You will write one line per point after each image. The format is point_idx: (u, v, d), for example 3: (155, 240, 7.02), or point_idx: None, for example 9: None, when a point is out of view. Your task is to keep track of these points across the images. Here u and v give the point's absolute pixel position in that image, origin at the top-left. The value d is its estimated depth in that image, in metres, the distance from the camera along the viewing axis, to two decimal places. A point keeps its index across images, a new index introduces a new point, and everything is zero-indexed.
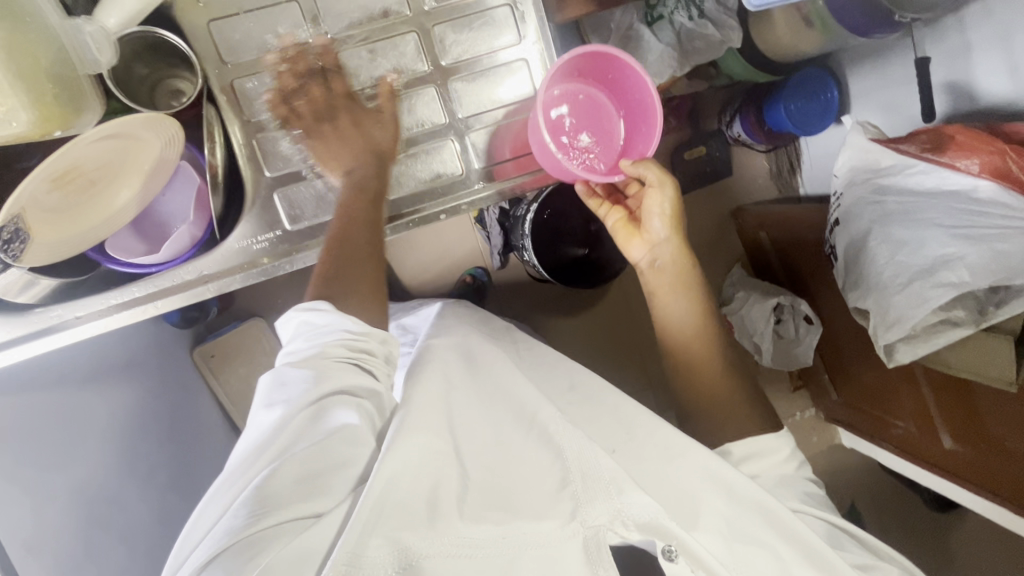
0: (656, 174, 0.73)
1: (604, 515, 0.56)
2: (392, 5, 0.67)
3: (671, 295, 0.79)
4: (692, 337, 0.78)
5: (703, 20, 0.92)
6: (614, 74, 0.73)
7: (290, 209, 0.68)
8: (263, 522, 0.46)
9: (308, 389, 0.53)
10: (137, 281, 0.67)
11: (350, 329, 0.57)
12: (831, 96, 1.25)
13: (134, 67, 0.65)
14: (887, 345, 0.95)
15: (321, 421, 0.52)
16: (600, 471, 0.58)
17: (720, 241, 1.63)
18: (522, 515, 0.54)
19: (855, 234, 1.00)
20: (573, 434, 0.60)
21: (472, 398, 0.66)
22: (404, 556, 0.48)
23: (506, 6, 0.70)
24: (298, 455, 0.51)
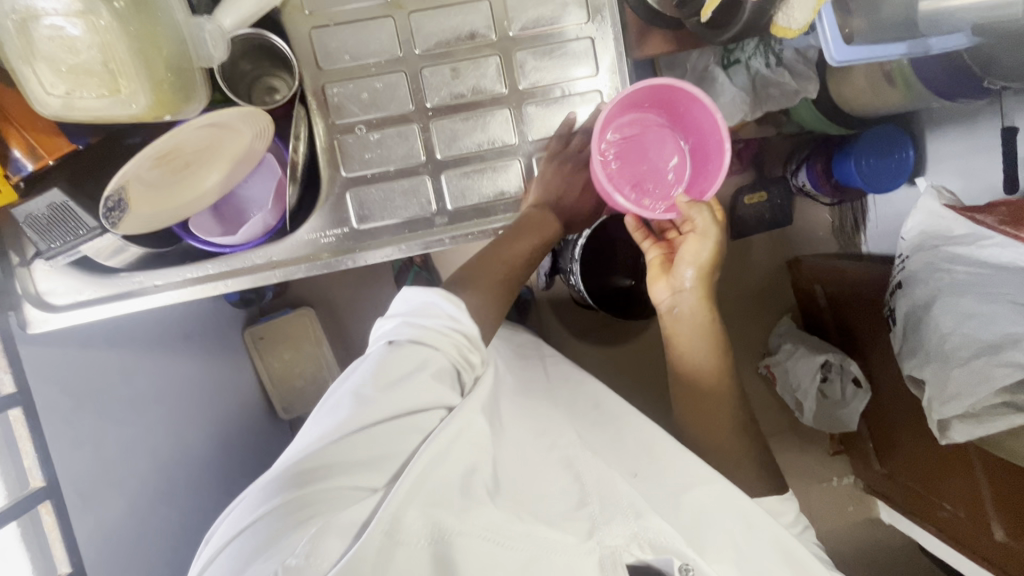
0: (705, 221, 0.73)
1: (623, 536, 0.53)
2: (480, 29, 0.71)
3: (695, 343, 0.76)
4: (710, 389, 0.75)
5: (780, 68, 0.92)
6: (683, 106, 0.73)
7: (360, 209, 0.71)
8: (326, 484, 0.52)
9: (409, 377, 0.59)
10: (213, 258, 0.71)
11: (465, 334, 0.62)
12: (905, 156, 1.21)
13: (240, 63, 0.70)
14: (941, 420, 0.92)
15: (401, 415, 0.57)
16: (616, 496, 0.56)
17: (772, 290, 1.60)
18: (543, 520, 0.53)
19: (918, 299, 0.97)
20: (595, 463, 0.60)
21: (513, 407, 0.66)
22: (436, 532, 0.48)
23: (587, 39, 0.72)
24: (377, 435, 0.55)
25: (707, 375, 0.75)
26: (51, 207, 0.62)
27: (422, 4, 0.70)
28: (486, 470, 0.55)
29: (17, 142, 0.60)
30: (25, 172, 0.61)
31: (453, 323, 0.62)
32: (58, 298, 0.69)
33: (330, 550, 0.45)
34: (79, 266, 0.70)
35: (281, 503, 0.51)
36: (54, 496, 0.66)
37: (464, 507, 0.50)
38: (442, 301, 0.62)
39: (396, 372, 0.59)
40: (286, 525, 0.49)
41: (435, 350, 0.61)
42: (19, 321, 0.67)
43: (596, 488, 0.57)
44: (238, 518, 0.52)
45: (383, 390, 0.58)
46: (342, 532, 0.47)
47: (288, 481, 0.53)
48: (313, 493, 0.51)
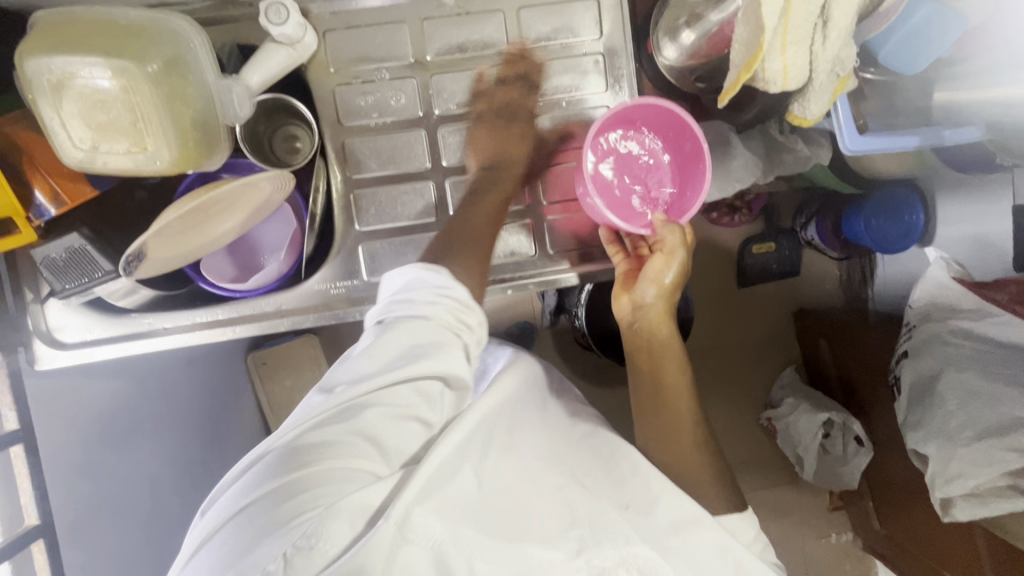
0: (675, 240, 0.69)
1: (612, 559, 0.53)
2: (500, 93, 0.72)
3: (656, 359, 0.72)
4: (671, 406, 0.71)
5: (794, 135, 0.94)
6: (677, 130, 0.71)
7: (372, 262, 0.72)
8: (315, 470, 0.48)
9: (405, 358, 0.54)
10: (224, 304, 0.71)
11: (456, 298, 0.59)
12: (914, 220, 1.20)
13: (258, 127, 0.73)
14: (943, 497, 0.91)
15: (396, 387, 0.54)
16: (604, 518, 0.55)
17: (776, 338, 1.59)
18: (528, 541, 0.51)
19: (924, 369, 0.95)
20: (588, 490, 0.58)
21: (523, 413, 0.66)
22: (434, 548, 0.47)
23: (604, 108, 0.73)
24: (372, 416, 0.52)
25: (674, 392, 0.71)
26: (69, 250, 0.62)
27: (445, 66, 0.72)
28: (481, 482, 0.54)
29: (43, 188, 0.61)
30: (47, 215, 0.62)
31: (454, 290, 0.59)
32: (67, 334, 0.69)
33: (338, 536, 0.44)
34: (92, 305, 0.69)
35: (274, 488, 0.47)
36: (47, 535, 0.66)
37: (451, 508, 0.49)
38: (425, 272, 0.60)
39: (399, 342, 0.55)
40: (284, 510, 0.46)
41: (439, 315, 0.57)
42: (26, 358, 0.67)
43: (584, 509, 0.56)
44: (234, 498, 0.49)
45: (374, 363, 0.54)
46: (348, 526, 0.45)
47: (279, 466, 0.49)
48: (312, 481, 0.47)
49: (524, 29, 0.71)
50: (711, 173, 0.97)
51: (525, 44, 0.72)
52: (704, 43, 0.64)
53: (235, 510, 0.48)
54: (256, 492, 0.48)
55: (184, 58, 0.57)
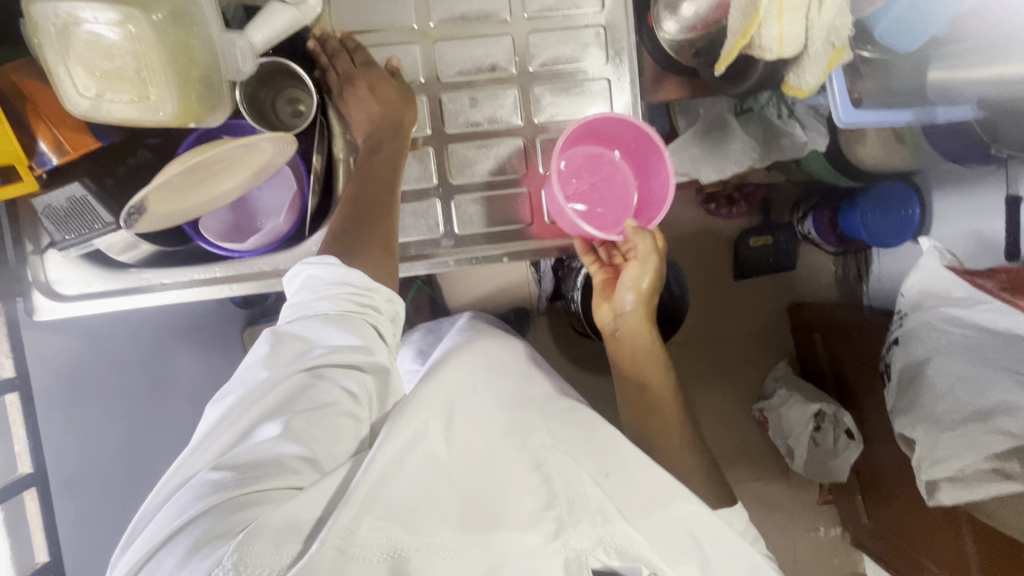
0: (646, 248, 0.74)
1: (588, 540, 0.52)
2: (501, 62, 0.73)
3: (637, 363, 0.77)
4: (652, 408, 0.75)
5: (791, 119, 0.95)
6: (636, 143, 0.73)
7: None
8: (252, 486, 0.48)
9: (318, 357, 0.56)
10: (221, 262, 0.72)
11: (355, 284, 0.61)
12: (911, 214, 1.22)
13: (259, 93, 0.73)
14: (929, 481, 0.92)
15: (317, 387, 0.55)
16: (583, 499, 0.56)
17: (770, 331, 1.61)
18: (505, 525, 0.52)
19: (913, 357, 0.98)
20: (563, 463, 0.60)
21: (487, 398, 0.67)
22: (393, 548, 0.47)
23: (604, 80, 0.74)
24: (298, 421, 0.53)
25: (653, 395, 0.76)
26: (71, 200, 0.63)
27: (447, 34, 0.72)
28: (447, 476, 0.55)
29: (45, 136, 0.61)
30: (49, 164, 0.62)
31: (357, 281, 0.60)
32: (65, 287, 0.69)
33: (265, 555, 0.44)
34: (92, 259, 0.69)
35: (212, 506, 0.47)
36: (40, 485, 0.67)
37: (409, 507, 0.51)
38: (326, 266, 0.62)
39: (298, 346, 0.57)
40: (222, 527, 0.45)
41: (338, 306, 0.59)
42: (26, 307, 0.68)
43: (562, 491, 0.57)
44: (159, 528, 0.48)
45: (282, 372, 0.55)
46: (279, 538, 0.45)
47: (210, 487, 0.48)
48: (242, 495, 0.47)
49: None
50: (709, 155, 0.98)
51: (528, 14, 0.72)
52: (702, 18, 0.65)
53: (170, 533, 0.47)
54: (192, 515, 0.47)
55: (189, 8, 0.57)
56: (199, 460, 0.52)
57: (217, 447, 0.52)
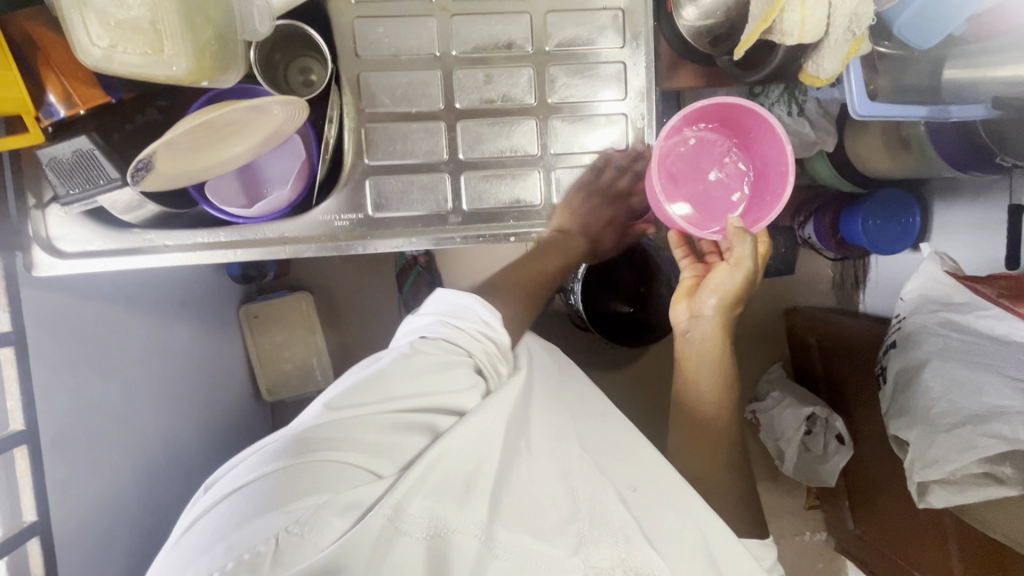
0: (742, 253, 0.69)
1: (607, 559, 0.55)
2: (517, 40, 0.73)
3: (701, 372, 0.73)
4: (703, 419, 0.73)
5: (801, 118, 0.97)
6: (754, 132, 0.72)
7: (377, 198, 0.72)
8: (321, 460, 0.53)
9: (422, 391, 0.60)
10: (224, 227, 0.71)
11: (495, 343, 0.66)
12: (911, 221, 1.24)
13: (273, 56, 0.73)
14: (922, 483, 0.92)
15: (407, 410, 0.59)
16: (604, 516, 0.57)
17: (766, 333, 1.63)
18: (536, 532, 0.55)
19: (910, 361, 0.98)
20: (598, 478, 0.60)
21: (543, 399, 0.68)
22: (432, 526, 0.53)
23: (619, 64, 0.74)
24: (383, 423, 0.57)
25: (707, 407, 0.73)
26: (76, 153, 0.62)
27: (465, 9, 0.72)
28: (496, 480, 0.58)
29: (54, 87, 0.60)
30: (57, 116, 0.61)
31: (492, 334, 0.66)
32: (67, 245, 0.68)
33: (325, 530, 0.49)
34: (92, 217, 0.69)
35: (289, 466, 0.52)
36: (31, 442, 0.66)
37: (455, 509, 0.54)
38: (476, 307, 0.67)
39: (424, 363, 0.61)
40: (290, 490, 0.51)
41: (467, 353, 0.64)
42: (25, 263, 0.66)
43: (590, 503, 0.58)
44: (242, 471, 0.54)
45: (401, 382, 0.60)
46: (337, 516, 0.50)
47: (291, 451, 0.54)
48: (318, 464, 0.53)
49: None
50: None
51: None
52: (724, 6, 0.65)
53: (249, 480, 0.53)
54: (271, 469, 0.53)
55: None
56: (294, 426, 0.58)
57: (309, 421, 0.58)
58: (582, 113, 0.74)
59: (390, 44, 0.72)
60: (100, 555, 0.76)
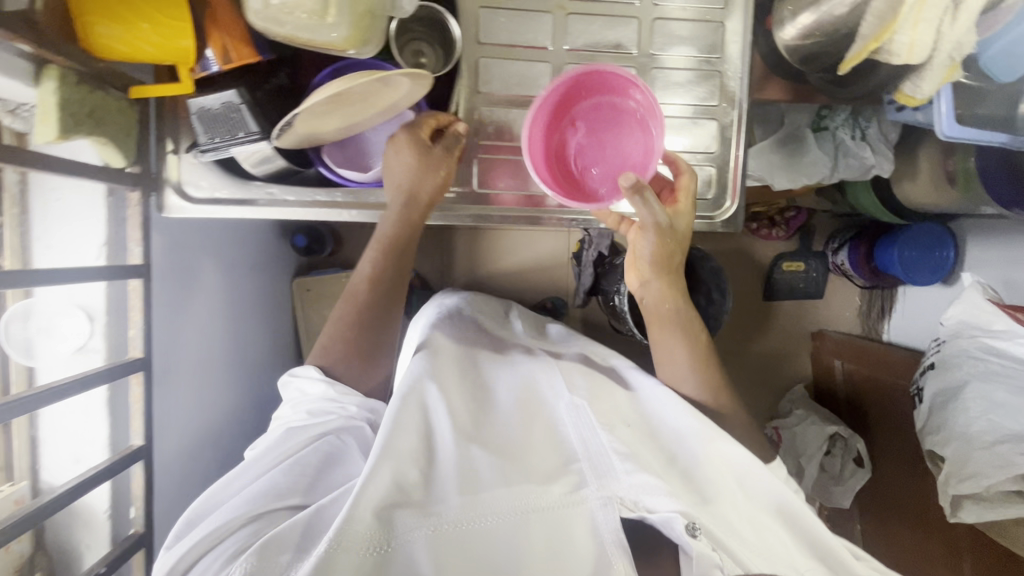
0: (652, 213, 0.70)
1: (601, 496, 0.61)
2: (625, 42, 0.78)
3: (664, 333, 0.77)
4: (674, 370, 0.77)
5: (864, 142, 1.02)
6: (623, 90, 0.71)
7: (483, 175, 0.79)
8: (263, 513, 0.59)
9: (305, 429, 0.69)
10: (342, 188, 0.76)
11: (328, 395, 0.73)
12: (947, 256, 1.31)
13: (412, 27, 0.78)
14: (955, 497, 0.96)
15: (302, 452, 0.66)
16: (607, 465, 0.64)
17: (789, 355, 1.67)
18: (526, 485, 0.61)
19: (950, 380, 1.03)
20: (552, 447, 0.68)
21: (465, 382, 0.76)
22: (402, 529, 0.56)
23: (716, 73, 0.80)
24: (281, 471, 0.64)
25: (675, 361, 0.76)
26: (224, 105, 0.67)
27: (582, 8, 0.77)
28: (476, 453, 0.64)
29: (214, 42, 0.64)
30: (210, 70, 0.65)
31: (333, 389, 0.73)
32: (196, 190, 0.72)
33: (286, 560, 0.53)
34: (223, 166, 0.73)
35: (233, 529, 0.57)
36: (144, 370, 0.70)
37: (431, 487, 0.61)
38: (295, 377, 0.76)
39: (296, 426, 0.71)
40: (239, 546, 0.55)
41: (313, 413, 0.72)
42: (156, 204, 0.70)
43: (585, 451, 0.66)
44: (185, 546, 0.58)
45: (283, 443, 0.68)
46: (293, 543, 0.54)
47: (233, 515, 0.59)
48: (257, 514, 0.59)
49: None
50: (784, 164, 1.03)
51: (658, 3, 0.78)
52: (822, 28, 0.70)
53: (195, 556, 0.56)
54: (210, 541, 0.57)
55: None
56: (216, 503, 0.63)
57: (231, 493, 0.63)
58: (678, 116, 0.80)
59: (508, 36, 0.77)
60: (181, 490, 0.79)
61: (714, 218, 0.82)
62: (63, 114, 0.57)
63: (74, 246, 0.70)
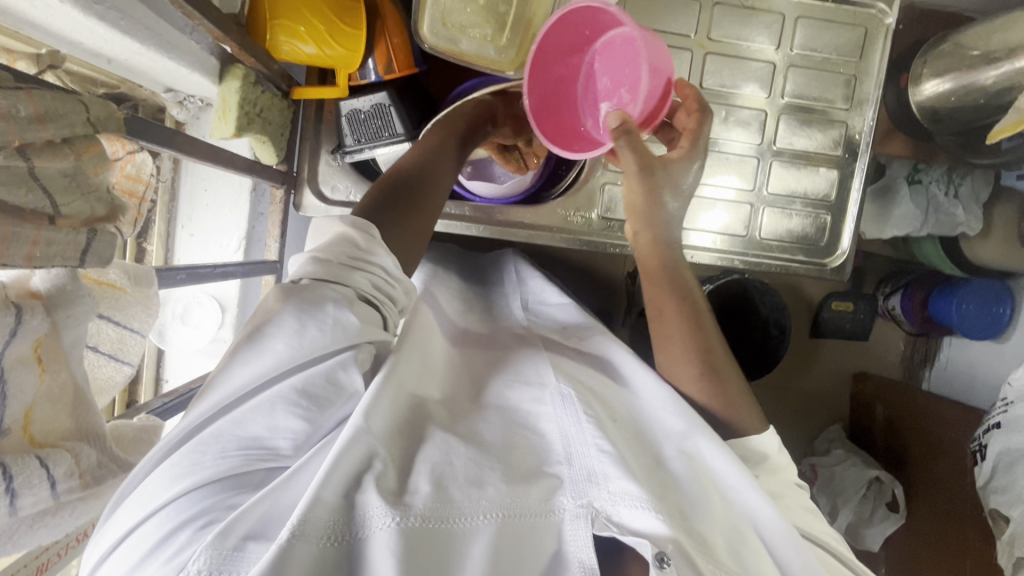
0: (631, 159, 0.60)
1: (568, 507, 0.47)
2: (757, 87, 0.80)
3: (671, 312, 0.63)
4: (672, 350, 0.63)
5: (956, 200, 1.02)
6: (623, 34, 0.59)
7: (609, 204, 0.76)
8: (225, 496, 0.40)
9: (342, 336, 0.45)
10: (472, 204, 0.77)
11: (388, 270, 0.51)
12: (1003, 312, 1.21)
13: None
14: (1018, 560, 0.95)
15: (310, 377, 0.44)
16: (589, 470, 0.49)
17: (830, 397, 1.57)
18: (493, 485, 0.46)
19: (1018, 443, 1.00)
20: (540, 435, 0.54)
21: (433, 354, 0.62)
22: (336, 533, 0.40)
23: (843, 124, 0.81)
24: (264, 406, 0.43)
25: (677, 341, 0.63)
26: (374, 107, 0.67)
27: (720, 48, 0.78)
28: (437, 444, 0.48)
29: (380, 51, 0.65)
30: (368, 79, 0.67)
31: (390, 262, 0.50)
32: (332, 192, 0.72)
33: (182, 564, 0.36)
34: (357, 168, 0.72)
35: (193, 503, 0.39)
36: None
37: (398, 476, 0.45)
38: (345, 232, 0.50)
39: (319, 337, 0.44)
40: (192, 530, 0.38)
41: (363, 290, 0.48)
42: (295, 201, 0.71)
43: (564, 449, 0.51)
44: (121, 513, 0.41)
45: (310, 338, 0.44)
46: (253, 538, 0.38)
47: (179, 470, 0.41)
48: (211, 486, 0.40)
49: (798, 38, 0.79)
50: (873, 212, 1.08)
51: (794, 50, 0.79)
52: (960, 93, 0.71)
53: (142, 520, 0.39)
54: (157, 505, 0.40)
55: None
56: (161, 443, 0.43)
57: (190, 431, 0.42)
58: (800, 162, 0.82)
59: None
60: None
61: (825, 265, 0.84)
62: (241, 112, 0.59)
63: (217, 234, 0.77)
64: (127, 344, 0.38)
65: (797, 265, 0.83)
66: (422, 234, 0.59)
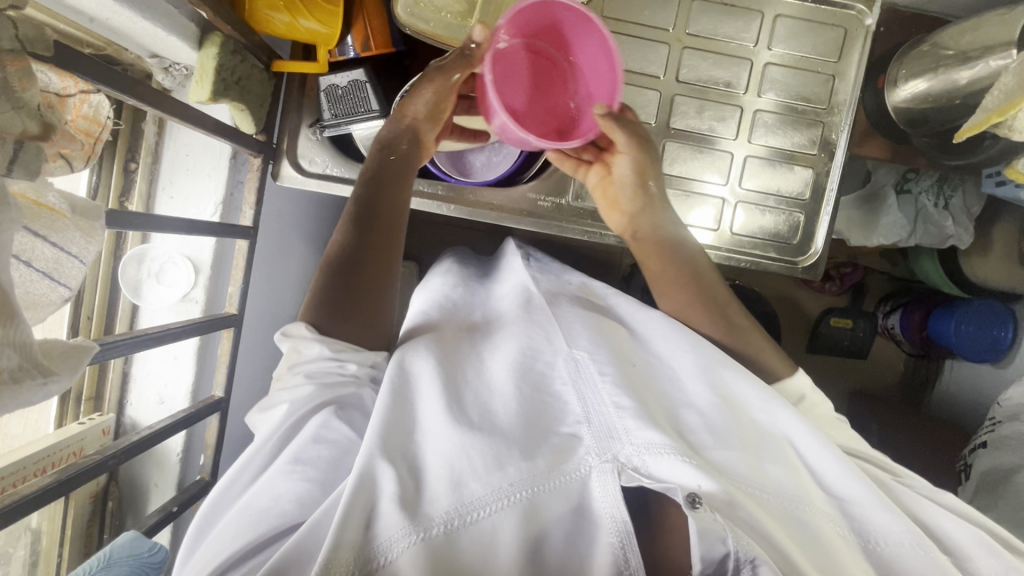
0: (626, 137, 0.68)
1: (591, 462, 0.52)
2: (735, 82, 0.80)
3: (668, 273, 0.70)
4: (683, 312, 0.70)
5: (946, 212, 1.01)
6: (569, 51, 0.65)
7: (580, 189, 0.79)
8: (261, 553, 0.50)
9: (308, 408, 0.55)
10: (445, 183, 0.79)
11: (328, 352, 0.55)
12: (1004, 335, 1.13)
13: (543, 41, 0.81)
14: None
15: (301, 445, 0.55)
16: (609, 426, 0.54)
17: None
18: (514, 459, 0.51)
19: (1001, 461, 0.95)
20: (553, 402, 0.58)
21: (463, 327, 0.67)
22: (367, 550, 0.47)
23: (821, 124, 0.81)
24: (269, 481, 0.53)
25: (697, 316, 0.69)
26: (351, 83, 0.70)
27: (698, 43, 0.79)
28: (454, 425, 0.53)
29: (358, 28, 0.68)
30: (347, 55, 0.69)
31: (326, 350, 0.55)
32: (309, 164, 0.74)
33: None
34: (335, 143, 0.75)
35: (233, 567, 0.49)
36: (236, 326, 0.73)
37: (416, 484, 0.51)
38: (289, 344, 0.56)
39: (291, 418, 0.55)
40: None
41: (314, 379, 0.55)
42: (273, 171, 0.74)
43: (582, 411, 0.56)
44: None
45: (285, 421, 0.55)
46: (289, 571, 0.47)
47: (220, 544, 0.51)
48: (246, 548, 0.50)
49: (776, 37, 0.79)
50: (861, 221, 1.07)
51: (772, 48, 0.80)
52: (934, 93, 0.71)
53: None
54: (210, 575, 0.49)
55: None
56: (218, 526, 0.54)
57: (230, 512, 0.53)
58: (776, 159, 0.82)
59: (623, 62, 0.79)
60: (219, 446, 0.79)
61: (798, 264, 0.83)
62: (217, 79, 0.62)
63: (198, 200, 0.80)
64: (63, 266, 0.41)
65: (770, 262, 0.83)
66: (389, 277, 0.61)
